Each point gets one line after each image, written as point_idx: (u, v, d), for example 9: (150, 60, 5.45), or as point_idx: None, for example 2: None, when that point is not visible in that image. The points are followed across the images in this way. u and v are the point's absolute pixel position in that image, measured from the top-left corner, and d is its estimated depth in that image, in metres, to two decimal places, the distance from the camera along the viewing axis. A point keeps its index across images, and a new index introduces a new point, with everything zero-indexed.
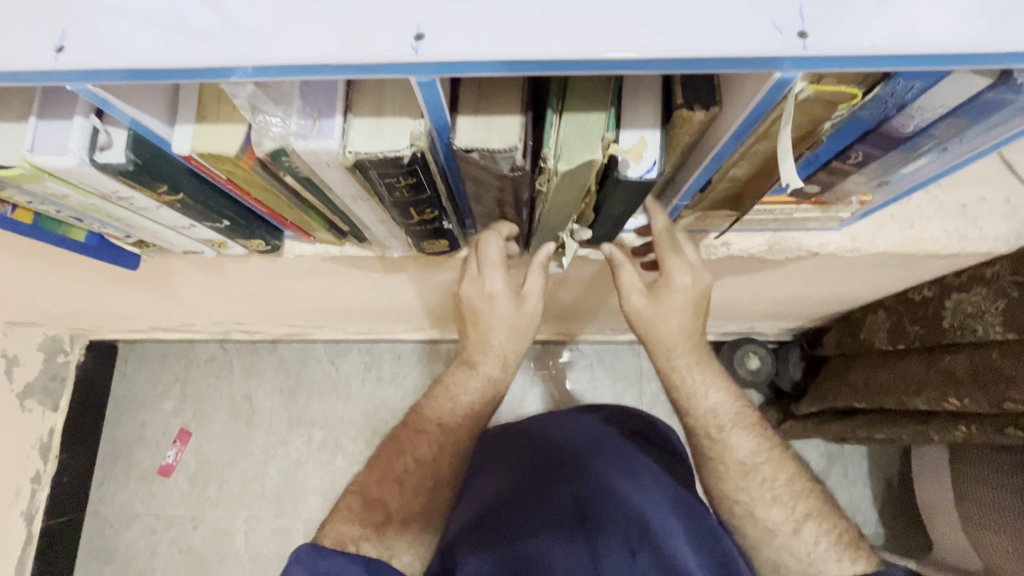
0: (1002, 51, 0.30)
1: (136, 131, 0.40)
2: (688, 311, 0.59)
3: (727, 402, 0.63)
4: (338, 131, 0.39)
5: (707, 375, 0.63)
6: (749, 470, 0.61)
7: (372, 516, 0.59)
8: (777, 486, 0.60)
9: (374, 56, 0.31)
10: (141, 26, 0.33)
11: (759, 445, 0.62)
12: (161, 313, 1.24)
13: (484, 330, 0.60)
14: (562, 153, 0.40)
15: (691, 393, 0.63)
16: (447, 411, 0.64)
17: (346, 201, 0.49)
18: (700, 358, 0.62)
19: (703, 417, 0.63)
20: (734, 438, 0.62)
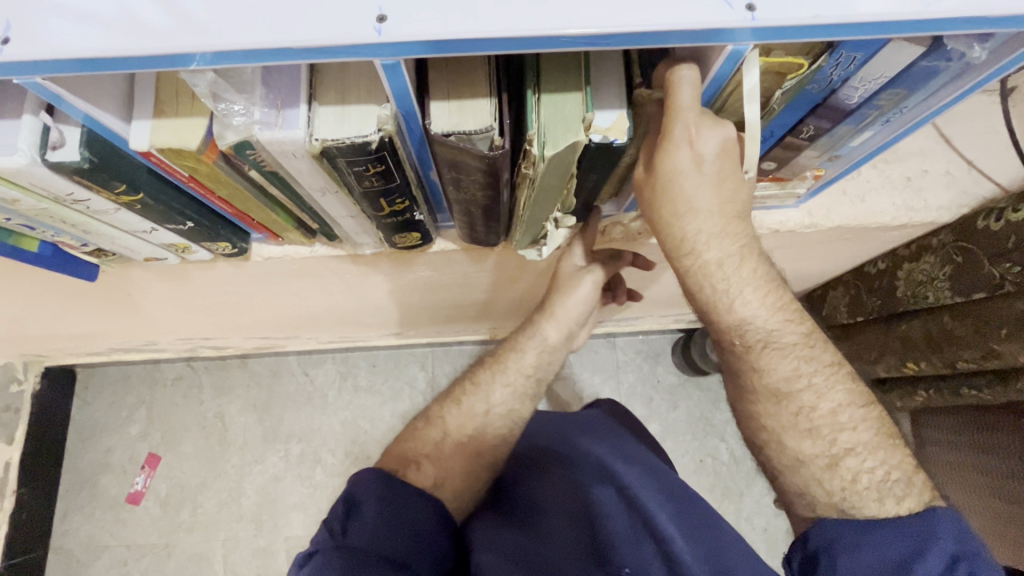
0: (934, 18, 0.32)
1: (90, 128, 0.38)
2: (712, 181, 0.44)
3: (761, 305, 0.52)
4: (303, 120, 0.38)
5: (739, 268, 0.50)
6: (784, 399, 0.54)
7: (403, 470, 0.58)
8: (830, 450, 0.52)
9: (336, 38, 0.31)
10: (95, 16, 0.32)
11: (800, 369, 0.53)
12: (121, 332, 1.19)
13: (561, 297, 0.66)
14: (546, 137, 0.39)
15: (730, 299, 0.52)
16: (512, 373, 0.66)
17: (314, 195, 0.49)
18: (739, 256, 0.49)
19: (730, 333, 0.54)
20: (771, 360, 0.53)
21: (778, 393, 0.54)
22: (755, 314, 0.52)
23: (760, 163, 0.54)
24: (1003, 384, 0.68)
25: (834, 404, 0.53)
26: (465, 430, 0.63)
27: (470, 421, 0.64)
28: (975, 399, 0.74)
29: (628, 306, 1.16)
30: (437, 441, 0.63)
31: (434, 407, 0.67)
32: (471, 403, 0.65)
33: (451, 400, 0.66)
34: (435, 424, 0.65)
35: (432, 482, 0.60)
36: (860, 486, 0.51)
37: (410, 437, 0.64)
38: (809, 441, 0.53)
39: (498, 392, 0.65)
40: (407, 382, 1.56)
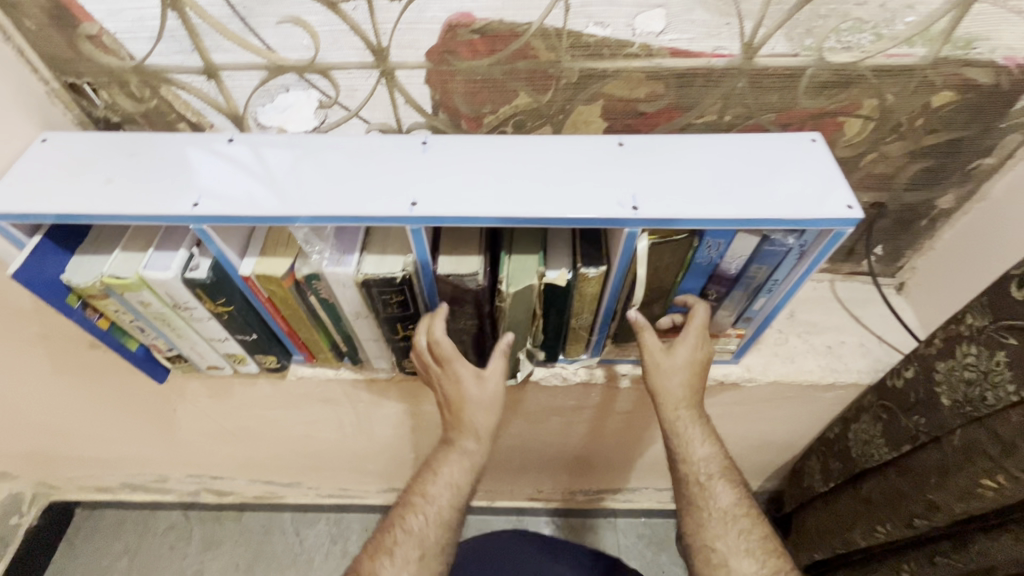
0: (752, 218, 0.52)
1: (218, 259, 0.59)
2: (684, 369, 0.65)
3: (717, 455, 0.67)
4: (355, 261, 0.58)
5: (704, 428, 0.67)
6: (730, 520, 0.65)
7: None
8: (739, 547, 0.63)
9: (386, 212, 0.53)
10: (241, 198, 0.55)
11: (739, 500, 0.66)
12: (142, 463, 1.30)
13: (461, 415, 0.66)
14: (512, 280, 0.58)
15: (688, 445, 0.66)
16: (434, 490, 0.66)
17: (351, 318, 0.66)
18: (699, 421, 0.67)
19: (692, 468, 0.67)
20: (719, 488, 0.66)
21: (728, 515, 0.65)
22: (703, 453, 0.66)
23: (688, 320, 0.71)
24: (964, 548, 0.71)
25: (731, 500, 0.66)
26: (405, 575, 0.62)
27: (405, 568, 0.62)
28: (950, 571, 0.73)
29: (617, 468, 1.21)
30: None
31: (362, 557, 0.64)
32: (408, 550, 0.63)
33: (381, 551, 0.64)
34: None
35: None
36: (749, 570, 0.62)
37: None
38: (745, 558, 0.62)
39: (426, 522, 0.65)
40: None
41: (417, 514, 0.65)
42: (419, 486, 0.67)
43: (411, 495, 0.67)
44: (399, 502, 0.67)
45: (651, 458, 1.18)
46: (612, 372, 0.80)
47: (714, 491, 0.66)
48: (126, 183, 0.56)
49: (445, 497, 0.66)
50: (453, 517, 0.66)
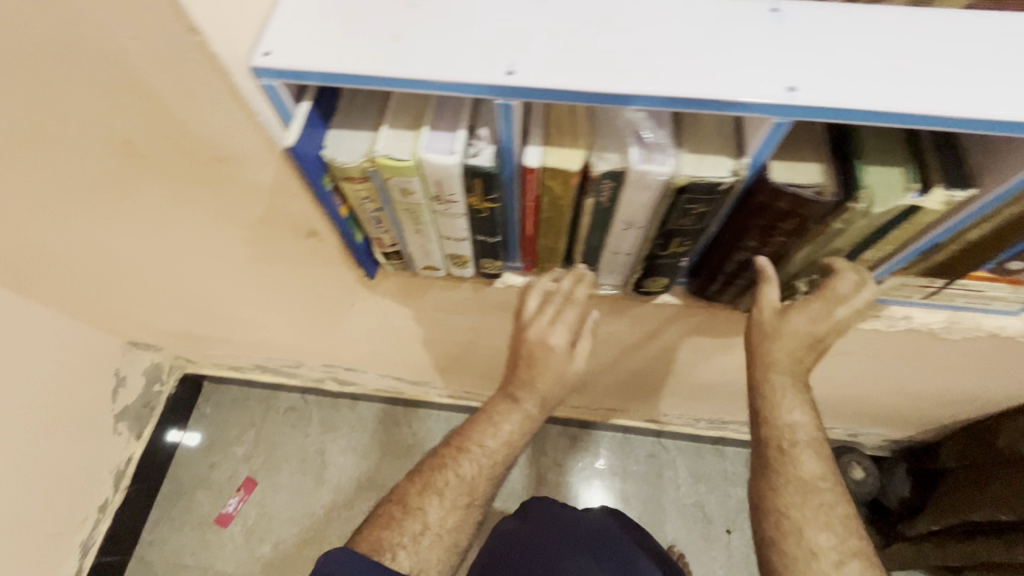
0: None
1: (503, 145, 0.50)
2: (806, 336, 0.57)
3: (813, 423, 0.58)
4: (671, 161, 0.48)
5: (800, 393, 0.59)
6: (810, 491, 0.56)
7: (394, 536, 0.64)
8: (842, 546, 0.54)
9: (758, 97, 0.41)
10: (565, 67, 0.43)
11: (827, 474, 0.57)
12: (283, 350, 1.33)
13: (537, 373, 0.64)
14: (872, 195, 0.46)
15: (784, 408, 0.58)
16: (490, 444, 0.66)
17: (618, 228, 0.58)
18: (798, 382, 0.59)
19: (779, 431, 0.58)
20: (805, 456, 0.57)
21: (805, 486, 0.56)
22: (796, 420, 0.58)
23: (1007, 262, 0.59)
24: None
25: (845, 503, 0.56)
26: (445, 522, 0.65)
27: (433, 505, 0.65)
28: None
29: None
30: (416, 534, 0.64)
31: (409, 489, 0.67)
32: (456, 495, 0.66)
33: (429, 491, 0.66)
34: (414, 515, 0.65)
35: (408, 569, 0.63)
36: None
37: (388, 525, 0.65)
38: (804, 518, 0.55)
39: (478, 472, 0.66)
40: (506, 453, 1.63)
41: (470, 462, 0.66)
42: (475, 436, 0.67)
43: (466, 443, 0.67)
44: (451, 446, 0.68)
45: None
46: (863, 311, 0.70)
47: (798, 459, 0.57)
48: (415, 40, 0.46)
49: (497, 450, 0.66)
50: (504, 471, 0.67)
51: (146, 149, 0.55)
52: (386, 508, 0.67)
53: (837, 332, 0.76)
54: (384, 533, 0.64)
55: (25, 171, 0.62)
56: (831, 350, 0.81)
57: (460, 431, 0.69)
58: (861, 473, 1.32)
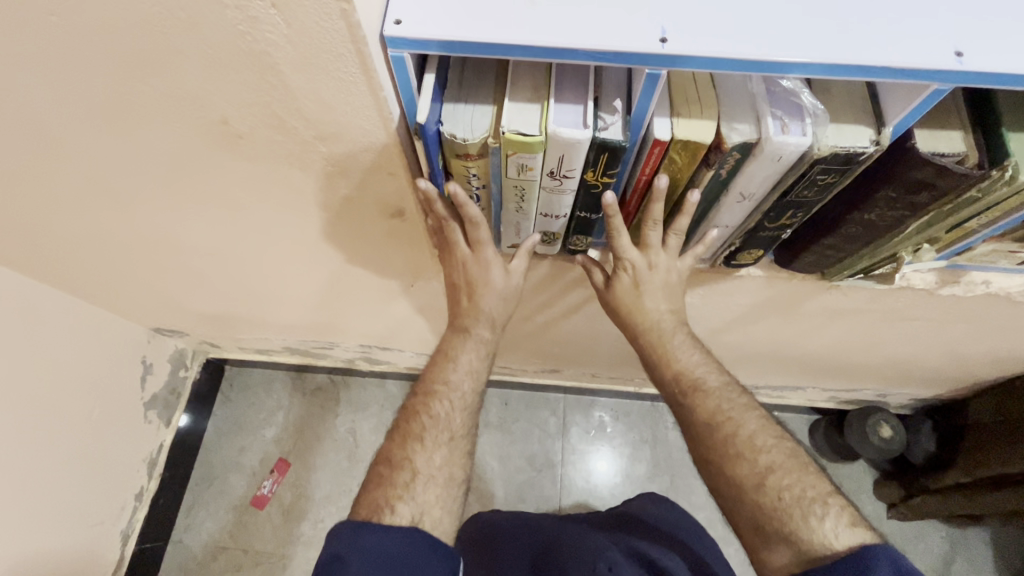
0: None
1: (634, 116, 0.48)
2: (659, 289, 0.71)
3: (705, 365, 0.73)
4: (810, 130, 0.47)
5: (685, 340, 0.73)
6: (716, 426, 0.67)
7: (390, 489, 0.62)
8: (757, 469, 0.63)
9: (926, 64, 0.40)
10: (723, 36, 0.42)
11: (727, 402, 0.69)
12: (319, 330, 1.31)
13: (476, 296, 0.69)
14: (1020, 163, 0.46)
15: (674, 354, 0.73)
16: (455, 377, 0.70)
17: (730, 200, 0.57)
18: (675, 333, 0.73)
19: (675, 382, 0.72)
20: (704, 392, 0.70)
21: (712, 422, 0.67)
22: (688, 366, 0.72)
23: None
24: None
25: (753, 429, 0.66)
26: (434, 463, 0.65)
27: (421, 452, 0.65)
28: None
29: (807, 369, 1.20)
30: (408, 481, 0.63)
31: (391, 448, 0.66)
32: (437, 433, 0.66)
33: (412, 439, 0.66)
34: (403, 465, 0.64)
35: (410, 518, 0.61)
36: (785, 503, 0.60)
37: (382, 484, 0.63)
38: (739, 464, 0.64)
39: (450, 407, 0.68)
40: (538, 425, 1.65)
41: (441, 401, 0.68)
42: (438, 375, 0.70)
43: (432, 386, 0.69)
44: (418, 393, 0.69)
45: (854, 364, 1.15)
46: (943, 278, 0.71)
47: (697, 399, 0.69)
48: (555, 7, 0.43)
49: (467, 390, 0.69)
50: (475, 401, 0.70)
51: (243, 129, 0.52)
52: (376, 470, 0.65)
53: (911, 299, 0.77)
54: (377, 493, 0.62)
55: (98, 154, 0.59)
56: (899, 315, 0.82)
57: (420, 380, 0.71)
58: (889, 432, 1.37)
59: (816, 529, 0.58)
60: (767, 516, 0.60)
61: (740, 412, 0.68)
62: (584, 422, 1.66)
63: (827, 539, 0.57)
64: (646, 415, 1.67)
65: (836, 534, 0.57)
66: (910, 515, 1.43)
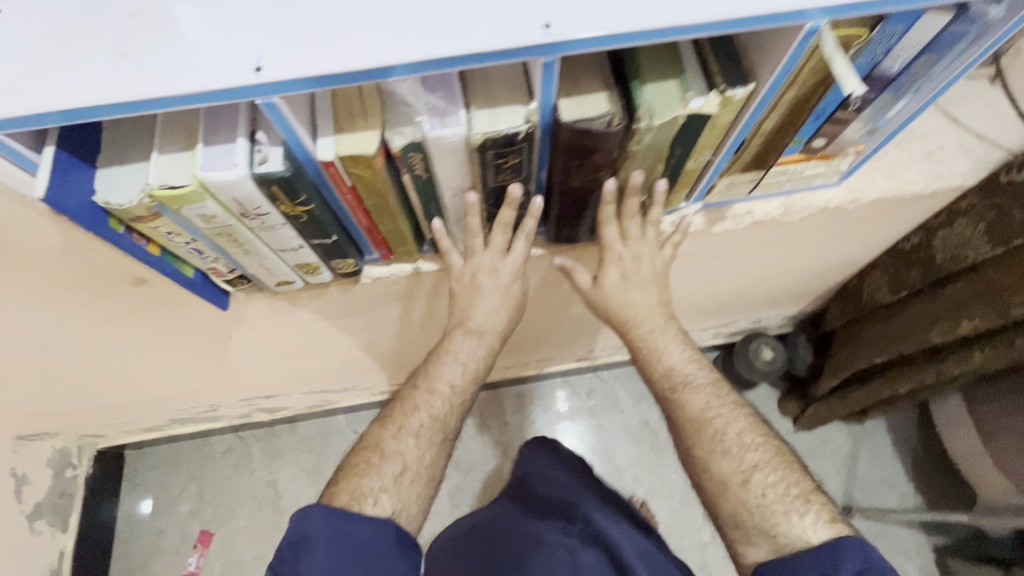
0: None
1: (290, 144, 0.47)
2: (639, 285, 0.75)
3: (701, 368, 0.78)
4: (464, 120, 0.47)
5: (672, 336, 0.78)
6: (701, 425, 0.74)
7: (378, 480, 0.67)
8: (743, 466, 0.70)
9: (515, 42, 0.40)
10: (319, 50, 0.40)
11: (710, 404, 0.75)
12: (189, 396, 1.23)
13: (473, 297, 0.71)
14: (652, 112, 0.49)
15: (660, 351, 0.78)
16: (458, 381, 0.73)
17: (447, 194, 0.56)
18: (661, 328, 0.78)
19: (663, 381, 0.78)
20: (689, 396, 0.75)
21: (699, 420, 0.74)
22: (677, 361, 0.78)
23: (811, 141, 0.63)
24: None
25: (740, 429, 0.72)
26: (422, 461, 0.70)
27: (410, 445, 0.70)
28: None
29: (673, 318, 1.23)
30: (395, 476, 0.68)
31: (382, 436, 0.71)
32: (430, 433, 0.71)
33: (406, 433, 0.70)
34: (391, 458, 0.69)
35: (390, 511, 0.66)
36: (769, 500, 0.68)
37: (366, 472, 0.68)
38: (725, 460, 0.71)
39: (447, 405, 0.72)
40: None
41: (438, 400, 0.72)
42: (436, 372, 0.73)
43: (427, 375, 0.74)
44: (419, 387, 0.73)
45: (709, 302, 1.20)
46: (710, 216, 0.74)
47: (683, 401, 0.75)
48: (143, 54, 0.40)
49: (467, 384, 0.74)
50: (465, 400, 0.74)
51: None
52: (363, 454, 0.70)
53: (697, 240, 0.80)
54: (365, 479, 0.67)
55: None
56: (698, 257, 0.86)
57: (422, 371, 0.75)
58: (770, 353, 1.44)
59: (796, 525, 0.66)
60: (751, 511, 0.69)
61: (731, 415, 0.74)
62: (500, 412, 1.59)
63: (804, 534, 0.66)
64: (562, 390, 1.63)
65: (815, 529, 0.66)
66: (811, 425, 1.49)
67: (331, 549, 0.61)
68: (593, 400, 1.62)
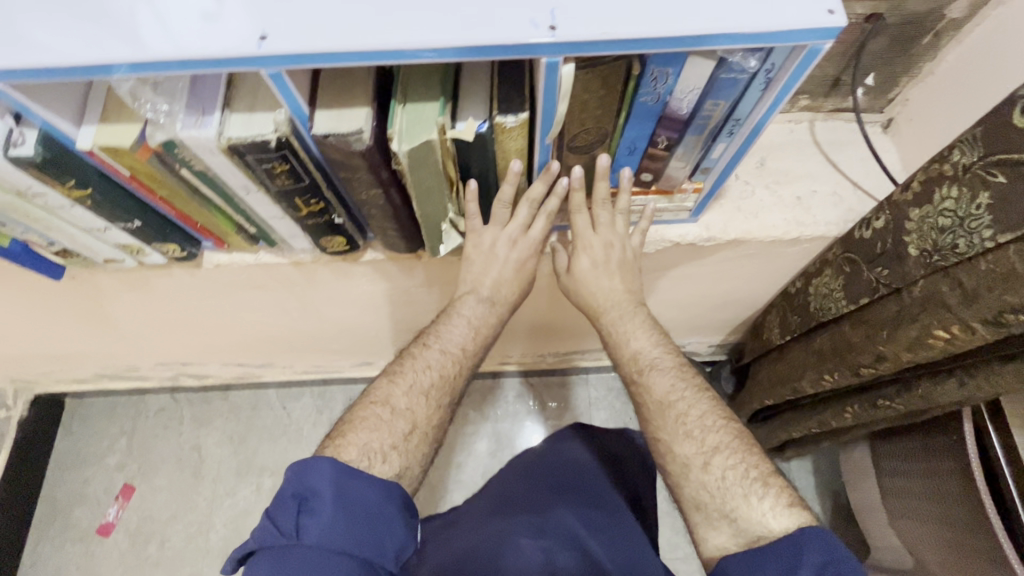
0: (689, 36, 0.40)
1: (46, 130, 0.47)
2: (613, 270, 0.68)
3: (655, 349, 0.68)
4: (215, 122, 0.47)
5: (638, 322, 0.69)
6: (666, 408, 0.65)
7: (387, 435, 0.59)
8: (703, 448, 0.62)
9: (228, 52, 0.40)
10: (40, 44, 0.41)
11: (676, 387, 0.65)
12: (103, 355, 1.26)
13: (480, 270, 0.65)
14: (405, 136, 0.47)
15: (625, 337, 0.69)
16: (461, 339, 0.66)
17: (240, 194, 0.56)
18: (631, 313, 0.69)
19: (629, 364, 0.69)
20: (652, 378, 0.67)
21: (664, 404, 0.65)
22: (642, 346, 0.68)
23: (638, 175, 0.61)
24: (907, 392, 0.71)
25: (701, 411, 0.64)
26: (432, 421, 0.62)
27: (420, 403, 0.61)
28: (889, 412, 0.76)
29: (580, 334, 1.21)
30: (406, 434, 0.60)
31: (391, 392, 0.61)
32: (438, 395, 0.63)
33: (416, 391, 0.62)
34: (402, 414, 0.60)
35: (394, 473, 0.58)
36: (728, 483, 0.59)
37: (376, 428, 0.59)
38: (686, 442, 0.62)
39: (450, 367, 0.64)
40: None
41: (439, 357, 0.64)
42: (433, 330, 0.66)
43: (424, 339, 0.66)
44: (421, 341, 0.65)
45: None
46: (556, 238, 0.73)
47: (648, 384, 0.66)
48: None
49: (475, 350, 0.66)
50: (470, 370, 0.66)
51: None
52: (370, 411, 0.61)
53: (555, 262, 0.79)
54: (358, 435, 0.58)
55: None
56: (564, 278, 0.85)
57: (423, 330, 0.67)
58: None
59: (756, 508, 0.58)
60: (710, 494, 0.60)
61: (693, 399, 0.65)
62: None
63: (763, 520, 0.57)
64: (487, 393, 1.63)
65: (774, 514, 0.57)
66: None
67: (342, 511, 0.52)
68: (519, 404, 1.62)
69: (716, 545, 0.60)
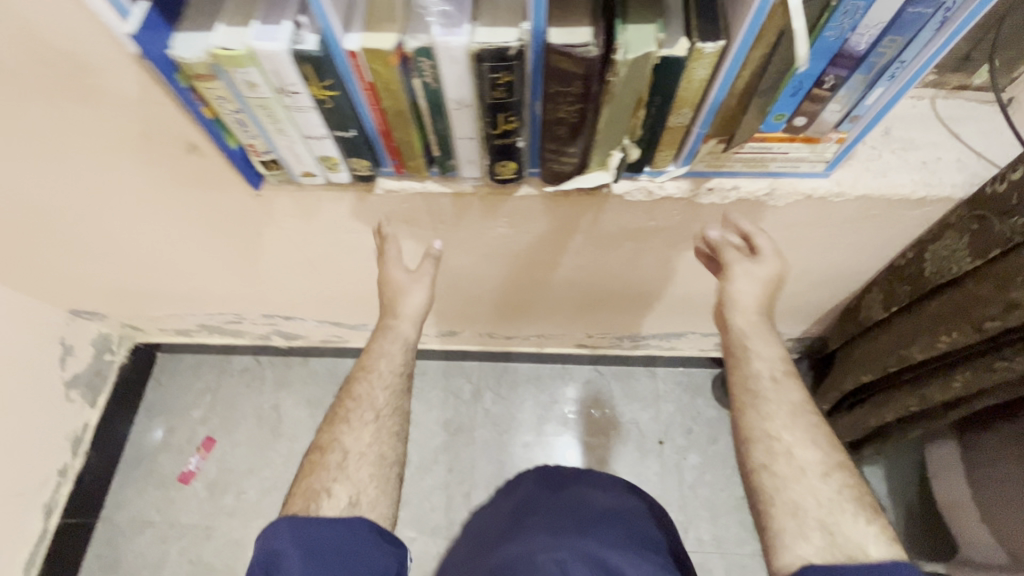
0: None
1: (325, 32, 0.57)
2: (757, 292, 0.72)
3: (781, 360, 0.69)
4: (466, 32, 0.56)
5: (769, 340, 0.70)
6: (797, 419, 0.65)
7: (322, 479, 0.67)
8: (826, 460, 0.62)
9: None
10: None
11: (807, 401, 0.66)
12: (219, 300, 1.36)
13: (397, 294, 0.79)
14: (627, 47, 0.56)
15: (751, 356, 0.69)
16: (384, 362, 0.76)
17: (451, 108, 0.65)
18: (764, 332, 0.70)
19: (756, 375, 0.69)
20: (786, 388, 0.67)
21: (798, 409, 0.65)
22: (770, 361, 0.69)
23: (792, 119, 0.68)
24: None
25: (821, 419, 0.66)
26: (361, 444, 0.70)
27: (363, 443, 0.71)
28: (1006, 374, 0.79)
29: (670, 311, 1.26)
30: (339, 464, 0.68)
31: (322, 436, 0.72)
32: (365, 413, 0.72)
33: (354, 423, 0.72)
34: (349, 454, 0.69)
35: (347, 499, 0.66)
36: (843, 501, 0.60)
37: (315, 473, 0.68)
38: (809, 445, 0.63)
39: (376, 386, 0.74)
40: (452, 392, 1.71)
41: (366, 382, 0.74)
42: (368, 359, 0.76)
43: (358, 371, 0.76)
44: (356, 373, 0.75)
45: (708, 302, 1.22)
46: (695, 184, 0.79)
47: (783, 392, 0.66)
48: None
49: (397, 364, 0.76)
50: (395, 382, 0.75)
51: (13, 65, 0.61)
52: (311, 466, 0.70)
53: (685, 211, 0.85)
54: (312, 480, 0.67)
55: None
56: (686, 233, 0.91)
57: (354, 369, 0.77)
58: None
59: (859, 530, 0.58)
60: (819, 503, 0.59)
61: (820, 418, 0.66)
62: (497, 385, 1.71)
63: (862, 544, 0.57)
64: (557, 376, 1.71)
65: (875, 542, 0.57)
66: None
67: (307, 557, 0.60)
68: (586, 390, 1.70)
69: (798, 555, 0.57)
